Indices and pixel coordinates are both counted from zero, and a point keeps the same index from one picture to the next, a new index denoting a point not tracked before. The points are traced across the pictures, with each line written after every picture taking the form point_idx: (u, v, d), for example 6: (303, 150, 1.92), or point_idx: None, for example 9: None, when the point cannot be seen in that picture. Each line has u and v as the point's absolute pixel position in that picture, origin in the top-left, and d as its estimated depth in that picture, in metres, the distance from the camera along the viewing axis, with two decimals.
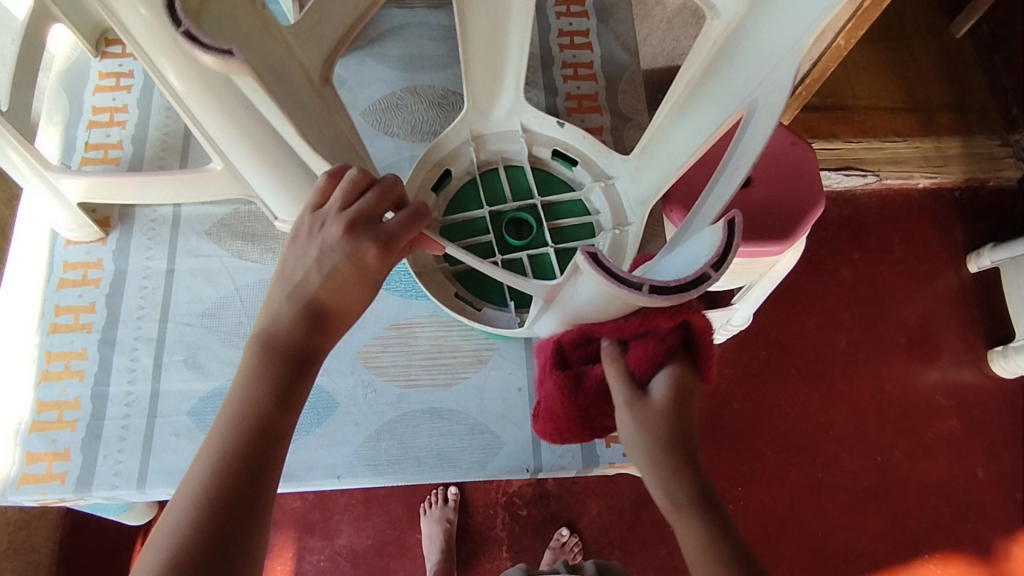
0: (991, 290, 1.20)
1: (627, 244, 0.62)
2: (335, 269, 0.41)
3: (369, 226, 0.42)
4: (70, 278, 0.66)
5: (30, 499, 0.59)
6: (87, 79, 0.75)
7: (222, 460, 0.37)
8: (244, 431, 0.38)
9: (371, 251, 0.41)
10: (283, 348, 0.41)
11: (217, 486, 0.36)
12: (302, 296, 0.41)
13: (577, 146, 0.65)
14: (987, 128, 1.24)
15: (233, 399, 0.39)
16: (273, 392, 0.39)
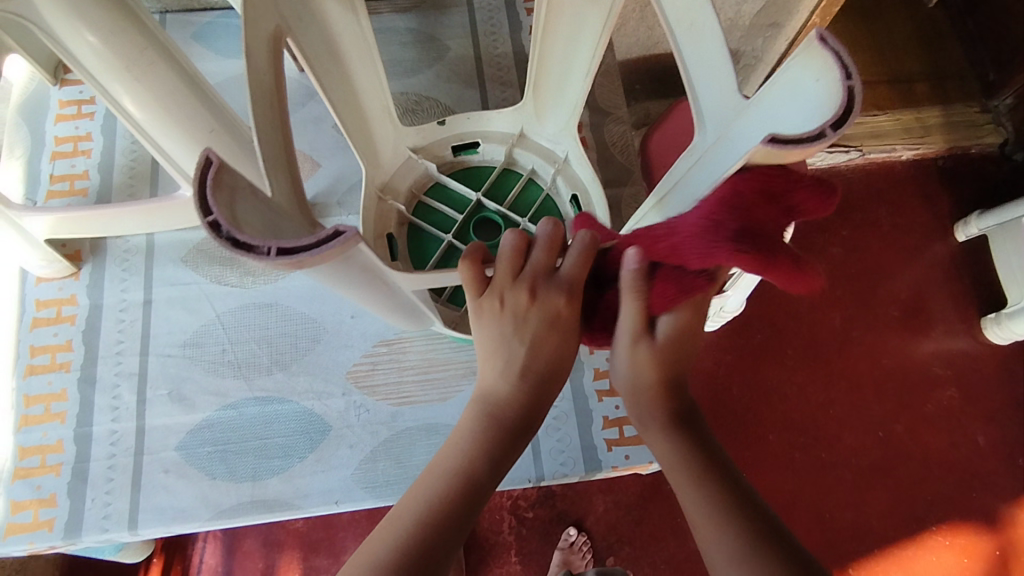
0: (981, 257, 1.20)
1: (579, 170, 0.61)
2: (537, 337, 0.45)
3: (550, 282, 0.43)
4: (43, 316, 0.64)
5: (17, 550, 0.56)
6: (47, 109, 0.72)
7: (444, 498, 0.41)
8: (462, 478, 0.42)
9: (561, 302, 0.43)
10: (512, 405, 0.45)
11: (424, 536, 0.39)
12: (513, 365, 0.45)
13: (465, 129, 0.62)
14: (965, 95, 1.24)
15: (459, 446, 0.44)
16: (488, 460, 0.43)
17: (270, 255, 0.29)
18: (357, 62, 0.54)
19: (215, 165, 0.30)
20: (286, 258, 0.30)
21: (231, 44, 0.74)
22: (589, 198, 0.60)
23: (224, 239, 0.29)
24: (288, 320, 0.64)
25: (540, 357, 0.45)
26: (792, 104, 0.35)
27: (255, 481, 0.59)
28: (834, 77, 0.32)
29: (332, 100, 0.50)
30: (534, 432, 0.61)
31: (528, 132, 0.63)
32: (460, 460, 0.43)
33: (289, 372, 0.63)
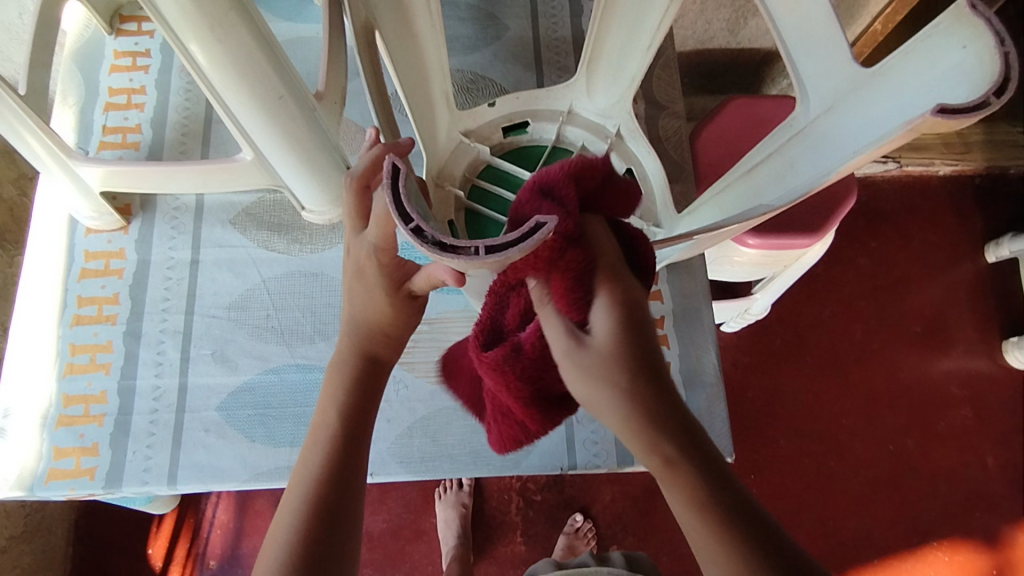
0: (1009, 280, 1.19)
1: (631, 145, 0.59)
2: (352, 287, 0.46)
3: (358, 238, 0.45)
4: (91, 267, 0.64)
5: (58, 495, 0.58)
6: (102, 58, 0.72)
7: (319, 480, 0.40)
8: (333, 455, 0.41)
9: (366, 255, 0.44)
10: (348, 365, 0.45)
11: (323, 483, 0.40)
12: (360, 323, 0.46)
13: (515, 109, 0.60)
14: (1011, 115, 1.22)
15: (322, 419, 0.43)
16: (351, 401, 0.44)
17: (479, 254, 0.30)
18: (429, 41, 0.53)
19: (401, 170, 0.32)
20: (494, 254, 0.30)
21: (289, 7, 0.74)
22: (645, 171, 0.59)
23: (431, 243, 0.30)
24: (332, 290, 0.65)
25: (366, 314, 0.46)
26: (926, 77, 0.35)
27: (294, 446, 0.60)
28: (986, 44, 0.32)
29: (400, 78, 0.50)
30: (569, 421, 0.62)
31: (577, 108, 0.61)
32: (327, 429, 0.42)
33: (332, 342, 0.63)
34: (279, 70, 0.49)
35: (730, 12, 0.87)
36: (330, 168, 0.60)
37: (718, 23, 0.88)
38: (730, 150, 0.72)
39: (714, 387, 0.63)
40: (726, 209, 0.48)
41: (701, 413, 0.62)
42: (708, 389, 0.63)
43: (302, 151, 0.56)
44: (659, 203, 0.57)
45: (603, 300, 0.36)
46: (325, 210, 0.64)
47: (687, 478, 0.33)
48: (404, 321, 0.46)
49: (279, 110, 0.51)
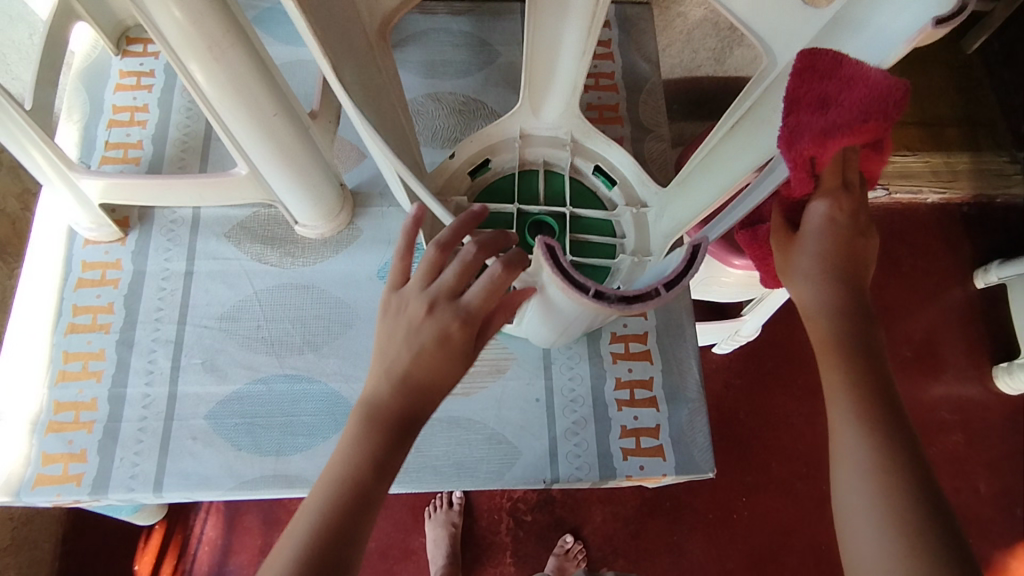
0: (998, 306, 1.20)
1: (588, 144, 0.62)
2: (420, 345, 0.43)
3: (452, 302, 0.43)
4: (88, 278, 0.66)
5: (44, 500, 0.58)
6: (107, 77, 0.74)
7: (317, 533, 0.39)
8: (339, 511, 0.40)
9: (456, 325, 0.43)
10: (378, 415, 0.43)
11: (322, 540, 0.39)
12: (394, 370, 0.43)
13: (474, 150, 0.61)
14: (996, 145, 1.25)
15: (341, 463, 0.42)
16: (371, 459, 0.42)
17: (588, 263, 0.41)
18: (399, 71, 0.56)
19: (556, 249, 0.43)
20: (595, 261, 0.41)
21: (289, 32, 0.77)
22: (611, 162, 0.62)
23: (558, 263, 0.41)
24: (322, 303, 0.66)
25: (414, 367, 0.43)
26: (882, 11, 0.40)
27: (279, 455, 0.60)
28: None
29: (383, 109, 0.52)
30: (552, 435, 0.63)
31: (528, 130, 0.62)
32: (339, 477, 0.41)
33: (319, 353, 0.64)
34: (274, 90, 0.51)
35: (717, 41, 0.90)
36: (320, 181, 0.62)
37: (704, 52, 0.93)
38: None
39: (696, 403, 0.64)
40: (721, 168, 0.52)
41: (683, 429, 0.63)
42: (690, 406, 0.64)
43: (295, 168, 0.58)
44: (636, 183, 0.61)
45: (824, 203, 0.41)
46: (319, 224, 0.67)
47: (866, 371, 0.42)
48: (448, 372, 0.43)
49: (272, 124, 0.53)
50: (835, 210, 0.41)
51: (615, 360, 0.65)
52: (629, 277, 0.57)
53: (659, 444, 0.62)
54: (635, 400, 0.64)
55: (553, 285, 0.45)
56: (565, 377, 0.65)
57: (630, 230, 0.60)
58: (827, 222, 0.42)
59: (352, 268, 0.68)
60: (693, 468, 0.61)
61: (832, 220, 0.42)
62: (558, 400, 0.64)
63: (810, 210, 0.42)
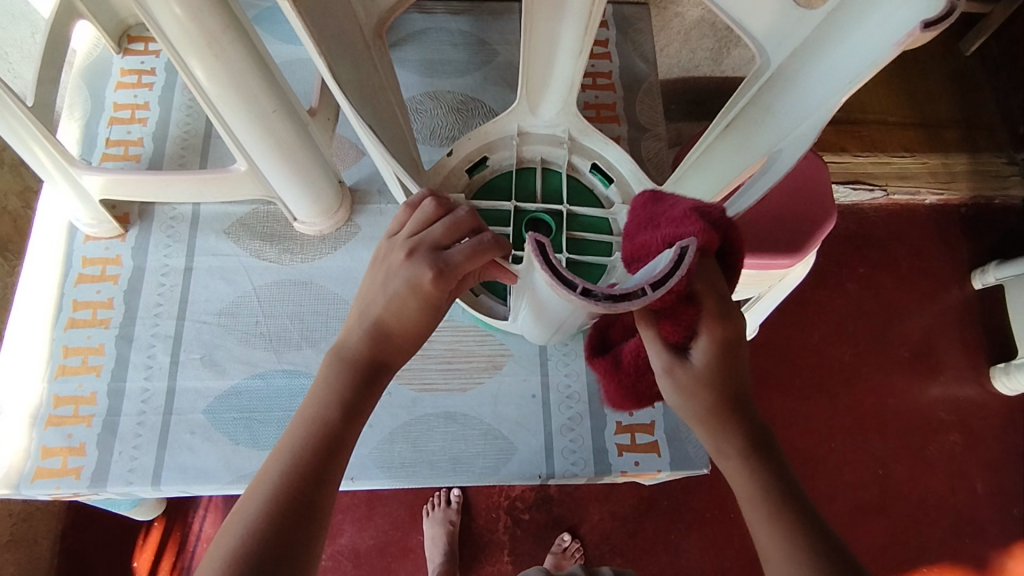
0: (995, 306, 1.21)
1: (586, 142, 0.63)
2: (398, 294, 0.44)
3: (432, 253, 0.44)
4: (89, 273, 0.66)
5: (42, 494, 0.58)
6: (109, 76, 0.75)
7: (290, 472, 0.40)
8: (310, 450, 0.41)
9: (428, 276, 0.43)
10: (350, 363, 0.45)
11: (294, 480, 0.40)
12: (371, 316, 0.45)
13: (472, 148, 0.62)
14: (994, 147, 1.26)
15: (310, 407, 0.43)
16: (341, 403, 0.43)
17: (576, 291, 0.36)
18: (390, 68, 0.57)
19: (546, 246, 0.37)
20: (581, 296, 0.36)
21: (289, 31, 0.78)
22: (609, 160, 0.62)
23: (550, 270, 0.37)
24: (320, 299, 0.67)
25: (392, 313, 0.45)
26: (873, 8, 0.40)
27: None
28: None
29: (381, 109, 0.53)
30: (548, 430, 0.63)
31: (526, 128, 0.63)
32: (311, 420, 0.43)
33: (318, 348, 0.65)
34: (273, 88, 0.52)
35: (715, 41, 0.91)
36: (319, 178, 0.62)
37: (702, 52, 0.93)
38: None
39: None
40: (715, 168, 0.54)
41: (678, 425, 0.63)
42: None
43: (294, 165, 0.59)
44: (634, 180, 0.61)
45: (705, 335, 0.40)
46: (317, 221, 0.68)
47: (768, 463, 0.41)
48: (424, 320, 0.45)
49: (274, 120, 0.54)
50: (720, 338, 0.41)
51: None
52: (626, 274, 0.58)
53: (654, 440, 0.63)
54: None
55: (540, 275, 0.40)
56: (562, 373, 0.65)
57: (626, 228, 0.60)
58: (714, 348, 0.41)
59: (350, 264, 0.68)
60: (688, 464, 0.61)
61: (719, 344, 0.41)
62: (555, 396, 0.64)
63: (695, 349, 0.41)
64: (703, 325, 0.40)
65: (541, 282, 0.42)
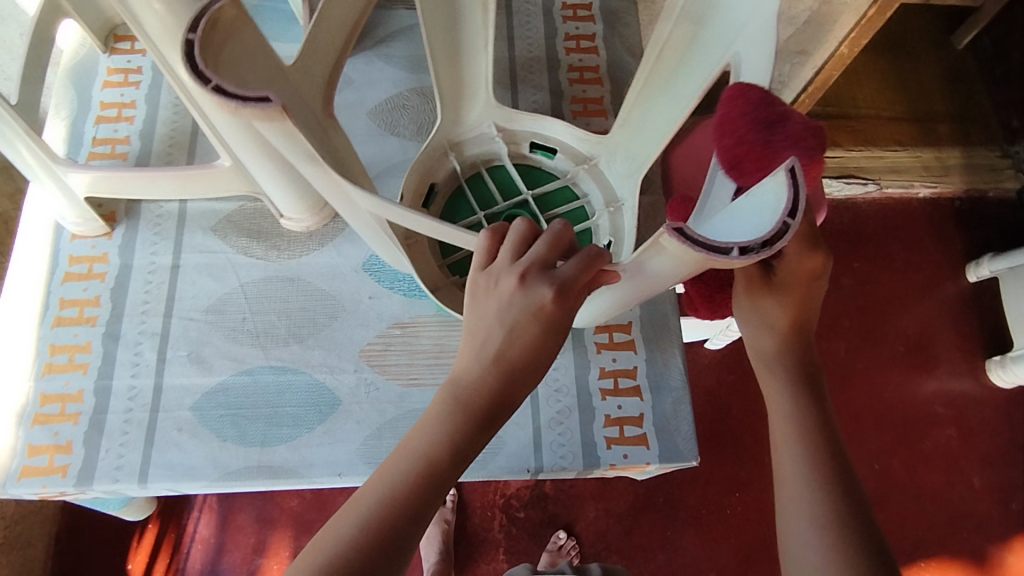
0: (990, 299, 1.21)
1: (513, 127, 0.65)
2: (515, 319, 0.44)
3: (544, 274, 0.43)
4: (75, 271, 0.66)
5: (30, 492, 0.58)
6: (95, 75, 0.75)
7: (399, 497, 0.42)
8: (421, 476, 0.42)
9: (547, 297, 0.42)
10: (466, 391, 0.44)
11: (402, 501, 0.42)
12: (489, 348, 0.44)
13: (422, 175, 0.62)
14: (987, 140, 1.26)
15: (419, 433, 0.44)
16: (454, 435, 0.43)
17: (733, 253, 0.36)
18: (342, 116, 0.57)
19: (687, 230, 0.37)
20: (746, 254, 0.35)
21: (276, 28, 0.78)
22: (545, 134, 0.65)
23: (694, 245, 0.37)
24: (308, 295, 0.67)
25: (512, 341, 0.44)
26: None
27: (263, 446, 0.61)
28: None
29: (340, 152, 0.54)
30: (537, 424, 0.63)
31: (455, 138, 0.65)
32: (423, 446, 0.44)
33: (305, 345, 0.65)
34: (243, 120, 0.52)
35: None
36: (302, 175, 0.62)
37: None
38: None
39: (680, 392, 0.64)
40: (672, 97, 0.57)
41: (666, 417, 0.63)
42: (673, 394, 0.64)
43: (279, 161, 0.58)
44: (580, 144, 0.64)
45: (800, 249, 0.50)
46: (304, 217, 0.68)
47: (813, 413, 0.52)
48: (541, 351, 0.45)
49: None
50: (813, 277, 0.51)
51: (599, 349, 0.66)
52: (613, 229, 0.61)
53: (642, 433, 0.63)
54: (619, 389, 0.64)
55: (674, 256, 0.40)
56: (550, 367, 0.65)
57: (591, 187, 0.64)
58: (809, 276, 0.51)
59: (337, 260, 0.68)
60: (677, 456, 0.61)
61: (812, 275, 0.51)
62: (543, 390, 0.64)
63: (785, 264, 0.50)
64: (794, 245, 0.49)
65: (652, 261, 0.42)
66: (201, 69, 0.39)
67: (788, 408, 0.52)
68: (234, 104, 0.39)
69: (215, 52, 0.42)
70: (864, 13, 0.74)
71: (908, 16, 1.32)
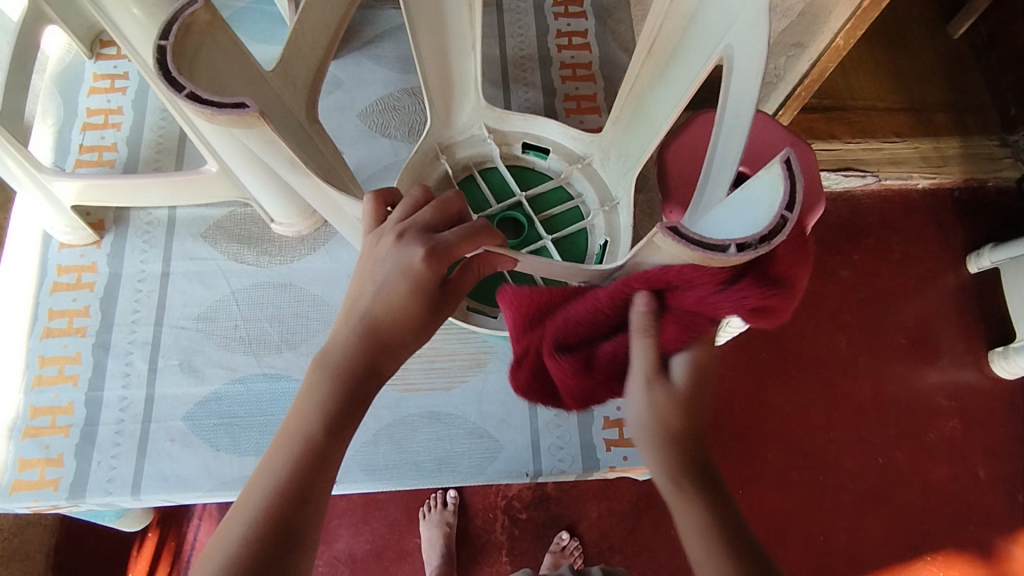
0: (991, 289, 1.20)
1: (505, 128, 0.66)
2: (388, 281, 0.43)
3: (422, 235, 0.43)
4: (64, 281, 0.65)
5: (22, 506, 0.58)
6: (82, 82, 0.74)
7: (279, 492, 0.40)
8: (300, 464, 0.41)
9: (418, 257, 0.42)
10: (341, 366, 0.43)
11: (284, 495, 0.40)
12: (359, 308, 0.44)
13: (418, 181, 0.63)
14: (985, 129, 1.25)
15: (297, 417, 0.42)
16: (328, 416, 0.42)
17: (732, 250, 0.35)
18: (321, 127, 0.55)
19: (681, 229, 0.36)
20: (745, 251, 0.34)
21: (263, 30, 0.77)
22: (536, 136, 0.66)
23: (692, 243, 0.36)
24: (300, 300, 0.66)
25: (385, 304, 0.43)
26: None
27: (258, 455, 0.60)
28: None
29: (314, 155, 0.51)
30: (535, 427, 0.62)
31: (446, 142, 0.66)
32: (300, 432, 0.42)
33: (298, 351, 0.64)
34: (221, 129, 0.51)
35: None
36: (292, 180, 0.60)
37: None
38: None
39: None
40: (665, 83, 0.55)
41: None
42: None
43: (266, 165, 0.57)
44: (573, 144, 0.65)
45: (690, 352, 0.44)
46: (294, 221, 0.67)
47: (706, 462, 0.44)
48: (411, 319, 0.44)
49: None
50: (695, 366, 0.44)
51: None
52: (610, 229, 0.63)
53: None
54: None
55: (670, 256, 0.39)
56: None
57: (586, 188, 0.66)
58: (692, 374, 0.44)
59: (329, 264, 0.67)
60: None
61: (696, 372, 0.44)
62: None
63: (675, 360, 0.44)
64: (698, 343, 0.44)
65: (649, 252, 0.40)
66: (174, 72, 0.39)
67: (682, 455, 0.44)
68: (207, 109, 0.38)
69: (194, 57, 0.41)
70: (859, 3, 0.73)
71: (904, 7, 1.31)
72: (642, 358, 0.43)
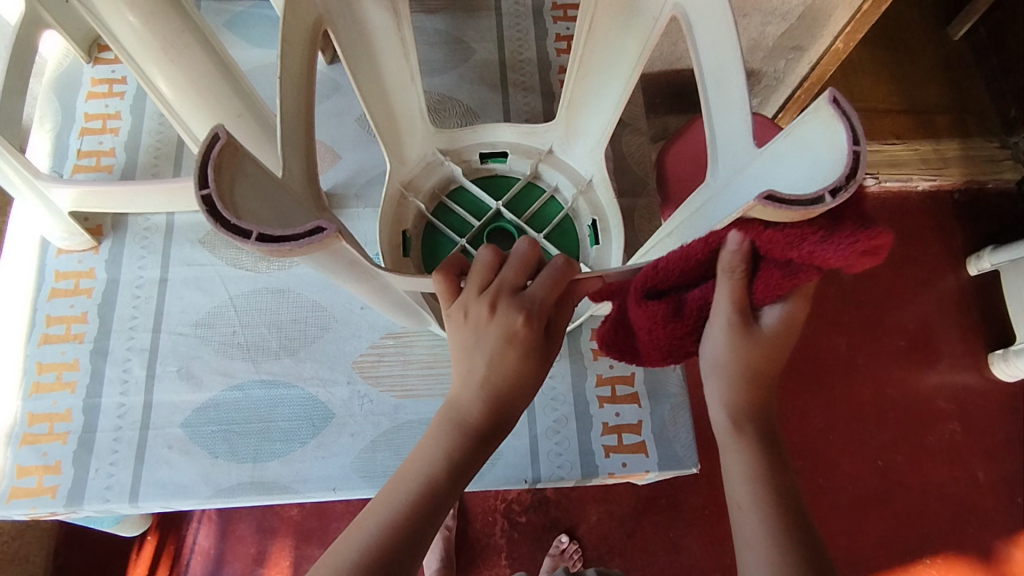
0: (992, 292, 1.19)
1: (458, 145, 0.64)
2: (495, 353, 0.42)
3: (515, 298, 0.41)
4: (61, 287, 0.65)
5: (20, 513, 0.58)
6: (79, 86, 0.74)
7: (392, 530, 0.39)
8: (416, 506, 0.40)
9: (519, 322, 0.41)
10: (461, 417, 0.42)
11: (395, 534, 0.38)
12: (474, 376, 0.42)
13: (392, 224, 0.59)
14: (985, 131, 1.24)
15: (417, 461, 0.42)
16: (450, 464, 0.41)
17: (829, 198, 0.30)
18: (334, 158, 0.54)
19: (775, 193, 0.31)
20: (839, 194, 0.30)
21: (260, 35, 0.76)
22: (492, 142, 0.64)
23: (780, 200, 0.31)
24: (298, 307, 0.66)
25: (499, 371, 0.42)
26: None
27: (256, 462, 0.60)
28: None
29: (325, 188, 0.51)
30: (534, 433, 0.62)
31: (406, 178, 0.62)
32: (419, 474, 0.41)
33: (296, 357, 0.64)
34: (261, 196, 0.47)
35: None
36: None
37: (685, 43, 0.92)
38: (698, 166, 0.73)
39: (678, 398, 0.63)
40: (619, 53, 0.55)
41: (665, 424, 0.62)
42: (672, 400, 0.63)
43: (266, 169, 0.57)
44: (528, 139, 0.64)
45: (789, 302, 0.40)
46: None
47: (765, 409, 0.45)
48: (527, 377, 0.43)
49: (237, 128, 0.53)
50: (787, 319, 0.41)
51: (597, 356, 0.64)
52: (594, 207, 0.62)
53: (641, 441, 0.62)
54: (617, 396, 0.63)
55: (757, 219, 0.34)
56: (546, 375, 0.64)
57: (557, 176, 0.64)
58: (783, 323, 0.41)
59: None
60: (676, 463, 0.60)
61: (788, 321, 0.41)
62: (540, 398, 0.63)
63: (769, 310, 0.40)
64: (795, 293, 0.39)
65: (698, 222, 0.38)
66: (229, 220, 0.30)
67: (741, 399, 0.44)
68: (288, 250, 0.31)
69: (233, 184, 0.32)
70: (858, 6, 0.73)
71: (904, 9, 1.31)
72: (727, 307, 0.39)
